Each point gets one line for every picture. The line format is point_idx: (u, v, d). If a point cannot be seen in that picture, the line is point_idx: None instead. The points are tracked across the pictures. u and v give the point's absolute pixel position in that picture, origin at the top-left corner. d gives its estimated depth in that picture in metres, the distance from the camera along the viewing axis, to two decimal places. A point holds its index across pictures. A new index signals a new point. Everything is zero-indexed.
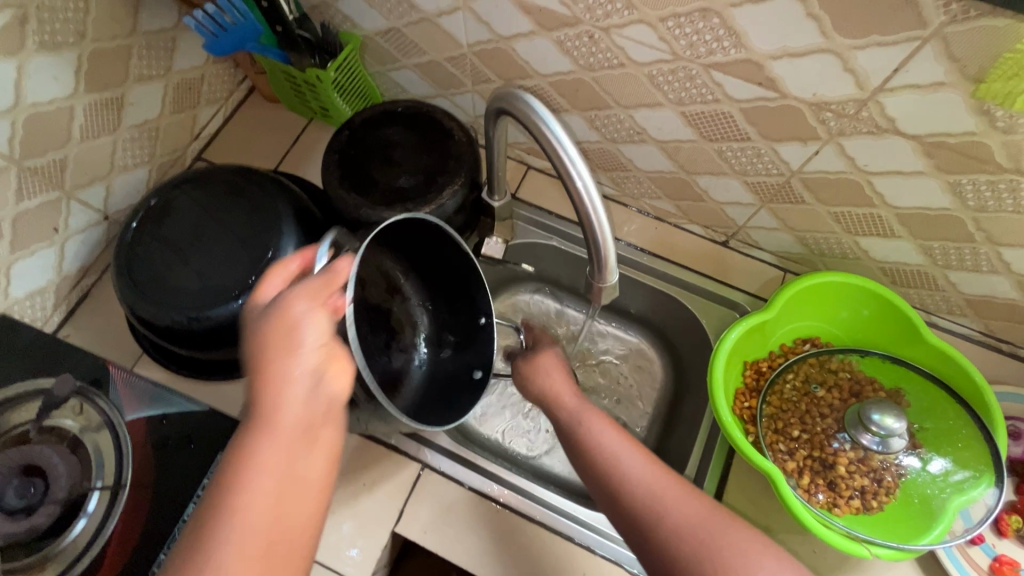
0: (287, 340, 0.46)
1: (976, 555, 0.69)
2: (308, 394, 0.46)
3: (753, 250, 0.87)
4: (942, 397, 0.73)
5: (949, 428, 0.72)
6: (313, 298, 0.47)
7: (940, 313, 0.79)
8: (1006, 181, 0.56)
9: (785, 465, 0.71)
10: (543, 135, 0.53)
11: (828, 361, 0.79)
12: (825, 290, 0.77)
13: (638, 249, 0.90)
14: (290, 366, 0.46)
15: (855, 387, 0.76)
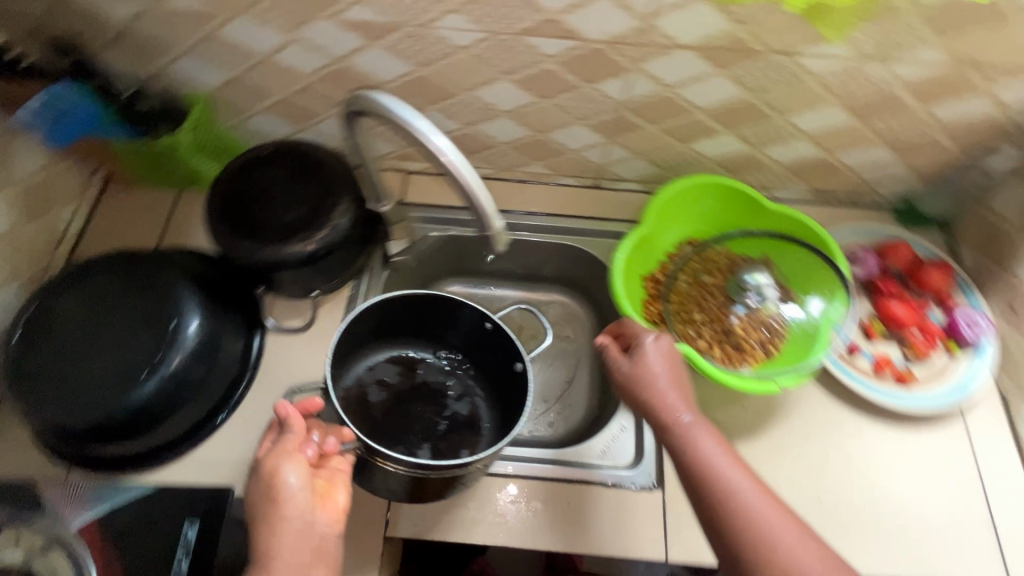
0: (273, 499, 0.67)
1: (860, 361, 0.85)
2: (297, 522, 0.67)
3: (621, 183, 1.00)
4: (796, 251, 0.88)
5: (809, 273, 0.87)
6: (286, 454, 0.69)
7: (774, 188, 0.97)
8: (768, 62, 0.71)
9: (698, 345, 0.83)
10: (394, 121, 0.60)
11: (706, 253, 0.92)
12: (684, 196, 0.89)
13: (527, 212, 1.00)
14: (283, 503, 0.67)
15: (732, 267, 0.90)
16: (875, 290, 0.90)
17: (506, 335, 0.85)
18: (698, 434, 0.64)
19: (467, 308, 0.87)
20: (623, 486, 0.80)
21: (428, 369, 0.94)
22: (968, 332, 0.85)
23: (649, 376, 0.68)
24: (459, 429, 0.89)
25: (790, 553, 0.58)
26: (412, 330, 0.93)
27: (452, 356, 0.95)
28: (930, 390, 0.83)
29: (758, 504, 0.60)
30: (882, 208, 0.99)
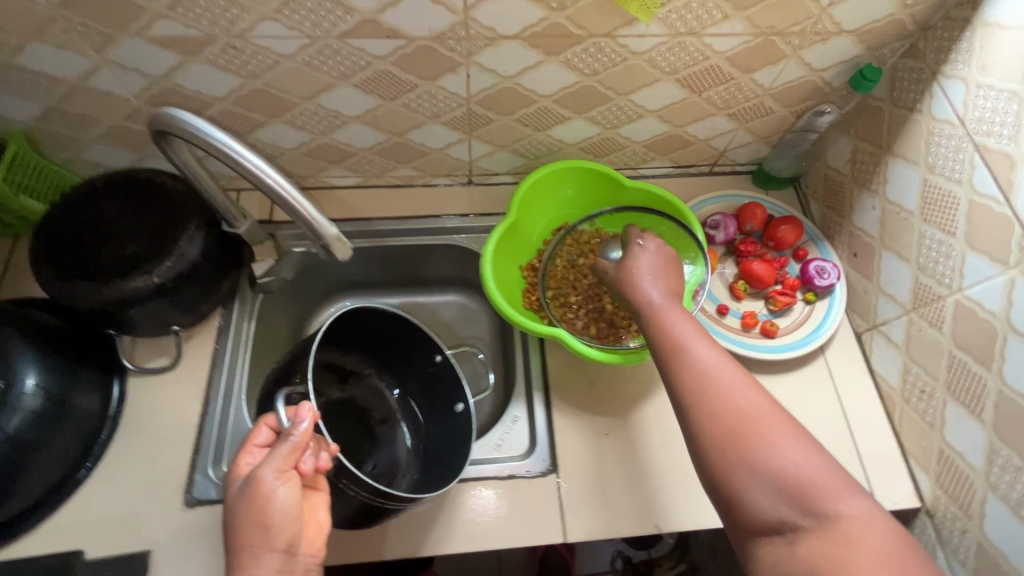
0: (258, 522, 0.59)
1: (728, 320, 0.91)
2: (275, 548, 0.60)
3: (494, 177, 1.01)
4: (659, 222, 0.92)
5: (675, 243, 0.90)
6: (279, 472, 0.60)
7: (639, 166, 1.01)
8: (592, 44, 0.73)
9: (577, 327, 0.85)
10: (199, 139, 0.57)
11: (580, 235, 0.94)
12: (548, 183, 0.91)
13: (405, 217, 0.99)
14: (268, 522, 0.59)
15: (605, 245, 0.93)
16: (739, 251, 0.96)
17: (457, 372, 0.85)
18: (668, 306, 0.67)
19: (421, 343, 0.88)
20: (519, 476, 0.80)
21: (361, 385, 0.93)
22: (821, 281, 0.90)
23: (637, 262, 0.73)
24: (380, 454, 0.89)
25: (732, 395, 0.58)
26: (369, 351, 0.92)
27: (380, 381, 0.94)
28: (790, 338, 0.89)
29: (718, 367, 0.60)
30: (739, 174, 1.05)
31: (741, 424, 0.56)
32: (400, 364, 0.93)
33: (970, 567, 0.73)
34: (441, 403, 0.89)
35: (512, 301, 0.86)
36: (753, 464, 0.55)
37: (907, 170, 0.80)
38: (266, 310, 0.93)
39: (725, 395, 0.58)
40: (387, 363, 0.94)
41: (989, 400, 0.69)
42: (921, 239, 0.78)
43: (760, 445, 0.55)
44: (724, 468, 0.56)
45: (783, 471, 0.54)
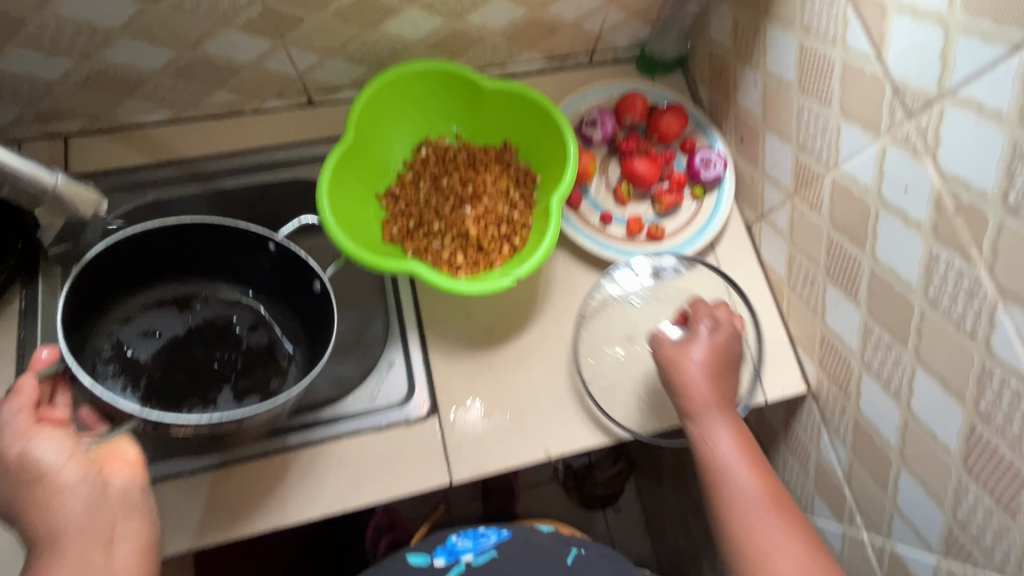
0: (28, 479, 0.49)
1: (612, 229, 0.84)
2: (70, 490, 0.50)
3: (338, 93, 0.85)
4: (527, 123, 0.80)
5: (543, 148, 0.80)
6: (21, 432, 0.51)
7: (506, 62, 0.88)
8: None
9: (441, 257, 0.76)
10: None
11: (441, 152, 0.83)
12: (390, 91, 0.77)
13: (238, 152, 0.84)
14: (42, 471, 0.49)
15: (470, 160, 0.83)
16: (620, 151, 0.87)
17: (302, 262, 0.72)
18: (733, 467, 0.66)
19: (241, 235, 0.74)
20: (397, 424, 0.74)
21: (207, 305, 0.80)
22: (707, 172, 0.84)
23: (690, 381, 0.69)
24: (260, 360, 0.79)
25: (778, 558, 0.62)
26: (181, 261, 0.77)
27: (229, 290, 0.81)
28: (677, 240, 0.84)
29: (765, 524, 0.64)
30: (621, 62, 0.94)
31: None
32: (234, 265, 0.78)
33: (850, 442, 0.74)
34: (301, 293, 0.77)
35: (365, 238, 0.75)
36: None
37: (784, 35, 0.71)
38: None
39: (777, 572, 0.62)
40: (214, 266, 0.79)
41: (863, 280, 0.66)
42: (801, 114, 0.71)
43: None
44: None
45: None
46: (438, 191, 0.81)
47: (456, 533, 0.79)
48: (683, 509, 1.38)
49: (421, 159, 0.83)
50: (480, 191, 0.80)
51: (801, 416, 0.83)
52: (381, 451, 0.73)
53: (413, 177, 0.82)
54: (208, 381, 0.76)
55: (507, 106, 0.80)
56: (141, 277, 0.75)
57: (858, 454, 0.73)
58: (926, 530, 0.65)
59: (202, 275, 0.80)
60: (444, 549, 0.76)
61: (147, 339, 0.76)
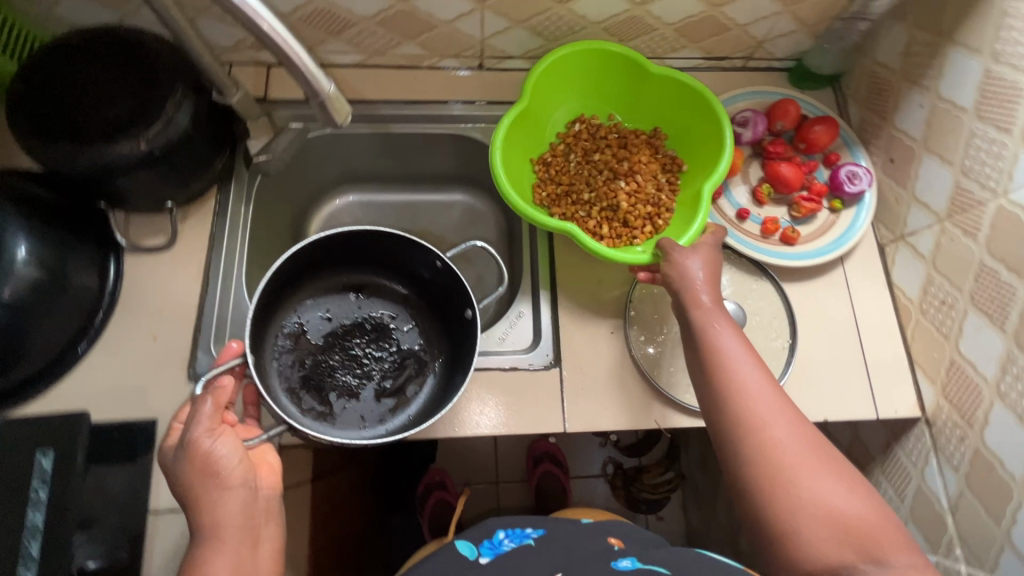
0: (205, 473, 0.56)
1: (748, 226, 0.87)
2: (237, 492, 0.57)
3: (507, 61, 0.92)
4: (684, 110, 0.84)
5: (695, 137, 0.84)
6: (209, 429, 0.57)
7: (666, 55, 0.93)
8: None
9: (586, 224, 0.82)
10: None
11: (597, 129, 0.89)
12: (568, 65, 0.83)
13: (410, 102, 0.92)
14: (217, 472, 0.56)
15: (622, 141, 0.88)
16: (766, 153, 0.89)
17: (459, 279, 0.71)
18: (719, 339, 0.62)
19: (413, 244, 0.74)
20: (520, 368, 0.79)
21: (374, 296, 0.82)
22: (851, 187, 0.85)
23: (694, 284, 0.67)
24: (406, 362, 0.80)
25: (772, 422, 0.56)
26: (359, 257, 0.79)
27: (396, 286, 0.82)
28: (811, 246, 0.85)
29: (764, 402, 0.57)
30: (774, 71, 0.97)
31: (791, 476, 0.53)
32: (404, 266, 0.79)
33: (962, 471, 0.74)
34: (454, 310, 0.76)
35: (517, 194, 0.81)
36: (786, 488, 0.52)
37: (968, 61, 0.72)
38: (265, 195, 0.89)
39: (772, 438, 0.55)
40: (387, 263, 0.80)
41: (1015, 308, 0.66)
42: (971, 139, 0.72)
43: (800, 481, 0.52)
44: (760, 471, 0.54)
45: (806, 494, 0.52)
46: (588, 164, 0.87)
47: (503, 532, 0.78)
48: (734, 527, 1.37)
49: (574, 133, 0.88)
50: (634, 169, 0.85)
51: (906, 440, 0.83)
52: (502, 390, 0.78)
53: (565, 151, 0.88)
54: (359, 377, 0.77)
55: (668, 93, 0.84)
56: (324, 265, 0.78)
57: (971, 485, 0.73)
58: None
59: (376, 268, 0.81)
60: (488, 546, 0.75)
61: (320, 321, 0.80)
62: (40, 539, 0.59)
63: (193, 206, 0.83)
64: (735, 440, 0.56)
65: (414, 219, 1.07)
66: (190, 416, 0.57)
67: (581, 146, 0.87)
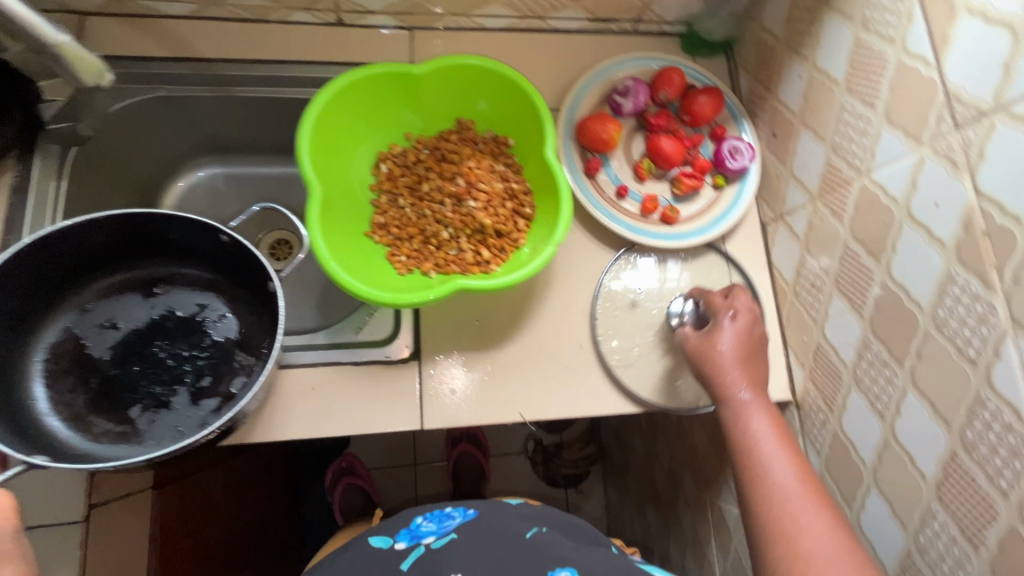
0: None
1: (627, 204, 0.81)
2: None
3: (369, 17, 0.82)
4: (479, 90, 0.77)
5: (510, 114, 0.77)
6: None
7: (547, 14, 0.85)
8: None
9: (467, 262, 0.72)
10: None
11: (405, 156, 0.80)
12: (330, 114, 0.70)
13: (259, 61, 0.81)
14: None
15: (439, 156, 0.79)
16: (649, 126, 0.84)
17: (250, 252, 0.63)
18: (751, 422, 0.63)
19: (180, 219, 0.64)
20: (376, 361, 0.73)
21: (172, 290, 0.72)
22: (733, 163, 0.81)
23: (722, 366, 0.66)
24: (223, 352, 0.69)
25: (802, 513, 0.56)
26: (125, 248, 0.68)
27: (193, 273, 0.72)
28: (692, 226, 0.81)
29: (794, 494, 0.57)
30: (666, 36, 0.91)
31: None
32: (186, 247, 0.69)
33: (824, 455, 0.74)
34: (255, 285, 0.68)
35: (364, 265, 0.69)
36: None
37: (841, 28, 0.67)
38: (85, 167, 0.77)
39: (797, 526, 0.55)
40: (168, 250, 0.70)
41: (872, 293, 0.64)
42: (841, 113, 0.68)
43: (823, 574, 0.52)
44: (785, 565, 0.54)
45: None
46: (421, 200, 0.78)
47: (423, 515, 0.73)
48: (643, 501, 1.39)
49: (387, 176, 0.79)
50: (471, 181, 0.76)
51: None
52: (355, 387, 0.72)
53: (390, 199, 0.78)
54: (163, 383, 0.66)
55: (451, 84, 0.76)
56: (86, 266, 0.67)
57: (831, 469, 0.72)
58: (884, 550, 0.64)
59: (158, 257, 0.71)
60: (406, 532, 0.70)
61: (104, 333, 0.69)
62: None
63: None
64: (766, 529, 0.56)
65: (285, 195, 0.97)
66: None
67: (400, 181, 0.79)
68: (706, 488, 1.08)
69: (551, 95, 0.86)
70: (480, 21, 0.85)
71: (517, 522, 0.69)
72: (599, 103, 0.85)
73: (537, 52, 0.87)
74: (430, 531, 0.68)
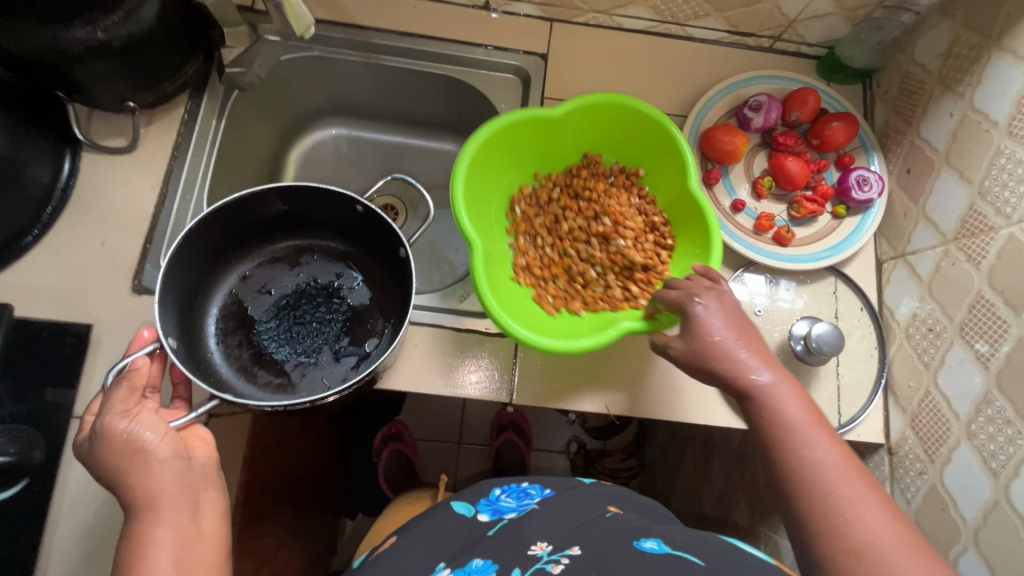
0: (130, 457, 0.50)
1: (741, 219, 0.81)
2: (169, 466, 0.51)
3: (514, 5, 0.86)
4: (613, 129, 0.78)
5: (646, 150, 0.78)
6: (123, 411, 0.51)
7: (687, 22, 0.86)
8: None
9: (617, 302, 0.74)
10: None
11: (538, 197, 0.82)
12: (477, 165, 0.72)
13: (406, 34, 0.86)
14: (144, 449, 0.50)
15: (572, 193, 0.81)
16: (774, 145, 0.83)
17: (384, 222, 0.66)
18: (735, 350, 0.55)
19: (327, 193, 0.69)
20: (478, 331, 0.76)
21: (315, 260, 0.77)
22: (859, 193, 0.79)
23: None
24: (361, 315, 0.75)
25: (810, 450, 0.50)
26: (277, 221, 0.73)
27: (333, 244, 0.77)
28: (806, 251, 0.80)
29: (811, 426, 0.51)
30: (802, 57, 0.89)
31: (856, 528, 0.45)
32: (330, 220, 0.74)
33: (915, 505, 0.71)
34: (392, 257, 0.72)
35: (520, 308, 0.71)
36: (830, 527, 0.46)
37: (1011, 69, 0.65)
38: (240, 111, 0.85)
39: (804, 461, 0.50)
40: (312, 223, 0.75)
41: (1005, 347, 0.62)
42: (996, 157, 0.66)
43: (846, 512, 0.46)
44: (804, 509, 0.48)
45: (861, 531, 0.45)
46: (562, 241, 0.79)
47: (501, 488, 0.76)
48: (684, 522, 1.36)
49: (524, 217, 0.81)
50: (610, 215, 0.78)
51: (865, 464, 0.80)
52: (455, 352, 0.75)
53: (528, 240, 0.80)
54: (310, 343, 0.72)
55: (587, 125, 0.78)
56: (247, 237, 0.72)
57: (920, 520, 0.70)
58: None
59: (302, 229, 0.76)
60: (487, 504, 0.73)
61: (260, 297, 0.75)
62: None
63: (161, 110, 0.79)
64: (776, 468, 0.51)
65: (400, 163, 1.03)
66: (102, 405, 0.52)
67: (536, 224, 0.80)
68: (762, 519, 1.06)
69: (678, 102, 0.87)
70: (619, 21, 0.87)
71: (594, 504, 0.67)
72: (727, 115, 0.85)
73: (670, 58, 0.88)
74: (511, 505, 0.70)
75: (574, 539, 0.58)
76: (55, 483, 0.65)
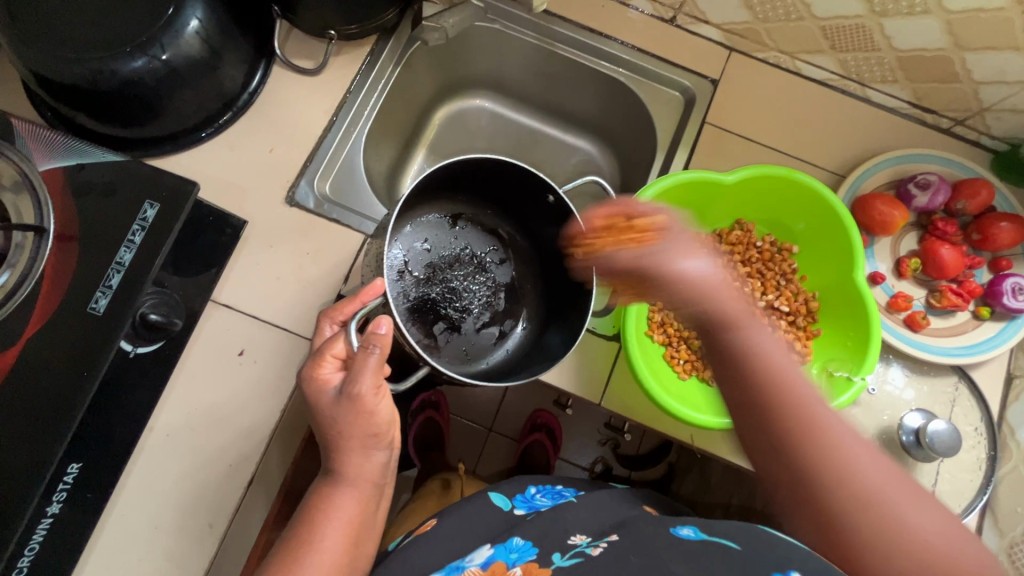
0: (365, 431, 0.51)
1: (875, 292, 0.79)
2: (381, 452, 0.53)
3: (700, 26, 0.87)
4: (777, 202, 0.76)
5: (809, 230, 0.76)
6: (374, 386, 0.50)
7: (871, 83, 0.84)
8: None
9: None
10: None
11: None
12: None
13: (588, 30, 0.88)
14: (380, 431, 0.52)
15: (719, 255, 0.79)
16: (931, 228, 0.80)
17: (573, 219, 0.70)
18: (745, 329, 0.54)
19: (521, 174, 0.72)
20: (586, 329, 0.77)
21: (474, 228, 0.83)
22: (1012, 301, 0.75)
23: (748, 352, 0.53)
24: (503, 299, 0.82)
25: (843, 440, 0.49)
26: (463, 186, 0.78)
27: (495, 220, 0.83)
28: (938, 342, 0.76)
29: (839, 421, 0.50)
30: (979, 147, 0.85)
31: (869, 490, 0.47)
32: (506, 201, 0.79)
33: None
34: (554, 254, 0.78)
35: (659, 374, 0.71)
36: (840, 479, 0.48)
37: None
38: (414, 62, 0.89)
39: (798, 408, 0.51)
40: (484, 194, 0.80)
41: None
42: None
43: (858, 472, 0.48)
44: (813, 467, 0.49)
45: (860, 484, 0.47)
46: None
47: (536, 487, 0.71)
48: None
49: None
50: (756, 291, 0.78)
51: None
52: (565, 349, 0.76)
53: None
54: (456, 310, 0.80)
55: (751, 193, 0.76)
56: (431, 193, 0.77)
57: None
58: None
59: (476, 199, 0.81)
60: (522, 500, 0.68)
61: (419, 251, 0.81)
62: (121, 276, 0.62)
63: (350, 45, 0.85)
64: (773, 422, 0.52)
65: (534, 148, 1.05)
66: (349, 368, 0.50)
67: None
68: None
69: (838, 160, 0.85)
70: (799, 66, 0.86)
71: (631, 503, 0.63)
72: (887, 185, 0.82)
73: (841, 114, 0.86)
74: (547, 502, 0.66)
75: (611, 531, 0.55)
76: (182, 353, 0.70)
